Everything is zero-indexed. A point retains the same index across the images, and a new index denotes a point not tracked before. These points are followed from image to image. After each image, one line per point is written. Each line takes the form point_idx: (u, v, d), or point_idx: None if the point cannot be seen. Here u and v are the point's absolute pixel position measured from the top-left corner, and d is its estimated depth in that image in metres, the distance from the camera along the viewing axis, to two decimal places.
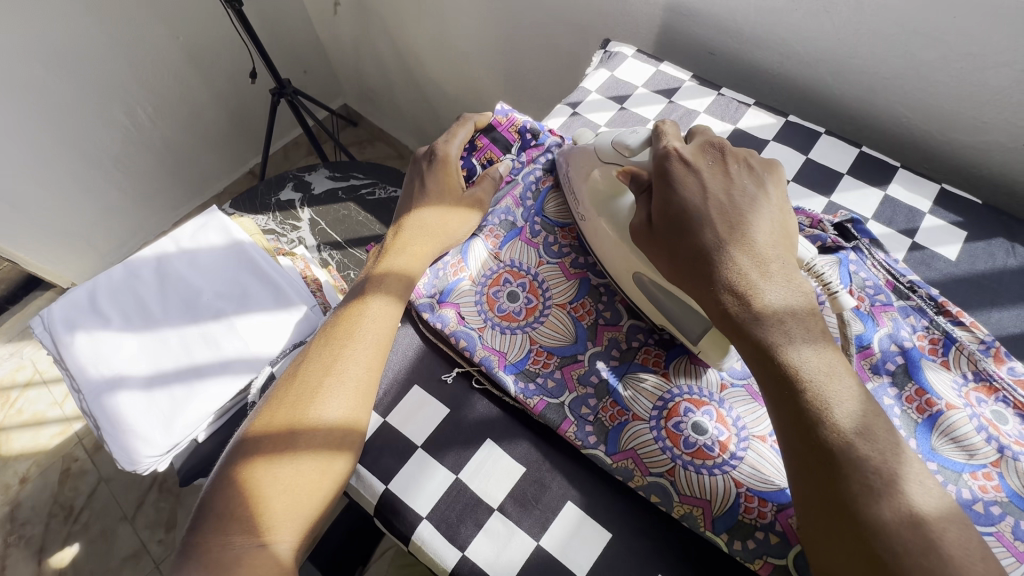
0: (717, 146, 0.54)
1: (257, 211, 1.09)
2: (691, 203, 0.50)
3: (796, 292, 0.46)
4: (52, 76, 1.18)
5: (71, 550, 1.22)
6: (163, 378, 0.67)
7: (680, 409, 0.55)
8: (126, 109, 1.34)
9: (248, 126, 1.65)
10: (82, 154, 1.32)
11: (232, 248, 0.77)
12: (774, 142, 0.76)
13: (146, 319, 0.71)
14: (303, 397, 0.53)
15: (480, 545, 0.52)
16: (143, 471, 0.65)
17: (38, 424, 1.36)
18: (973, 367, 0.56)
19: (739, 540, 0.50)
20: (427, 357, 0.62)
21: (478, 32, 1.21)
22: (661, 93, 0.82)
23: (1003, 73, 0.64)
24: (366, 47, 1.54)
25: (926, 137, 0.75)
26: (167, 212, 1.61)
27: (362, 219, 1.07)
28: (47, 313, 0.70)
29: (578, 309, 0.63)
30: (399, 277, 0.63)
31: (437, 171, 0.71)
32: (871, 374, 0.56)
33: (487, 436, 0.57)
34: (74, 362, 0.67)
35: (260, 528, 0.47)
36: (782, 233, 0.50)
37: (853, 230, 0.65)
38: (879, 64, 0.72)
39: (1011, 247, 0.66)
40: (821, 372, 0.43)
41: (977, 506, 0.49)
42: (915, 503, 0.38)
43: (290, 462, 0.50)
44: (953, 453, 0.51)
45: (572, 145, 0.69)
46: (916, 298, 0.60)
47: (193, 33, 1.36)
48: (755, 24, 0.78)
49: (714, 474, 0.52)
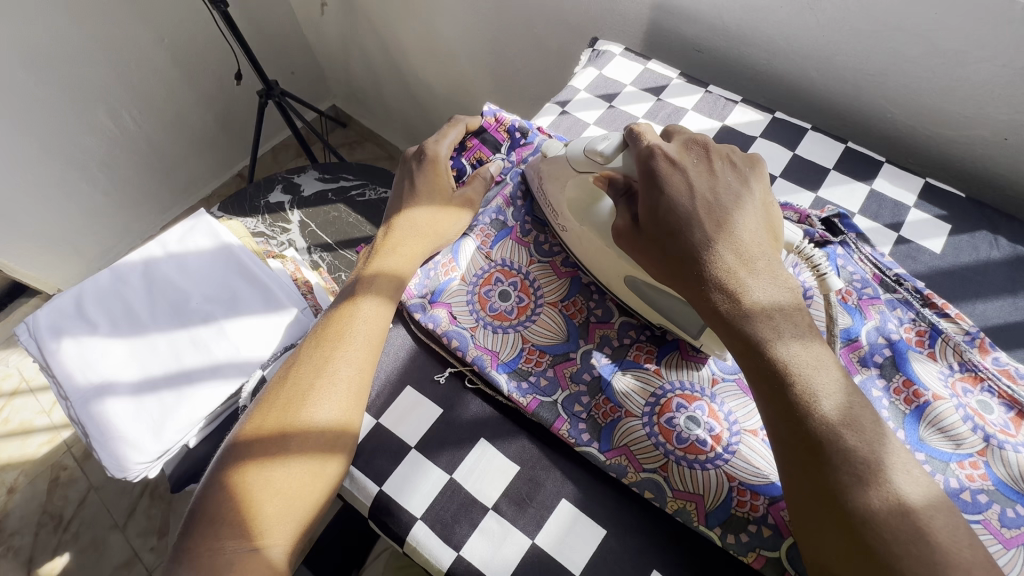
0: (700, 143, 0.54)
1: (246, 214, 1.08)
2: (679, 204, 0.50)
3: (783, 288, 0.46)
4: (33, 79, 1.16)
5: (62, 560, 1.20)
6: (152, 384, 0.66)
7: (673, 405, 0.56)
8: (110, 111, 1.33)
9: (234, 127, 1.63)
10: (66, 158, 1.30)
11: (219, 251, 0.76)
12: (761, 138, 0.76)
13: (134, 325, 0.70)
14: (294, 400, 0.52)
15: (476, 544, 0.52)
16: (133, 477, 0.64)
17: (25, 434, 1.34)
18: (959, 358, 0.57)
19: (732, 533, 0.50)
20: (420, 357, 0.62)
21: (467, 31, 1.21)
22: (649, 91, 0.82)
23: (985, 68, 0.65)
24: (354, 47, 1.53)
25: (911, 133, 0.76)
26: (154, 216, 1.59)
27: (353, 220, 1.07)
28: (32, 321, 0.69)
29: (570, 307, 0.63)
30: (390, 277, 0.62)
31: (426, 172, 0.70)
32: (860, 367, 0.57)
33: (481, 435, 0.57)
34: (60, 368, 0.66)
35: (253, 532, 0.47)
36: (767, 229, 0.50)
37: (840, 224, 0.66)
38: (863, 60, 0.73)
39: (995, 239, 0.66)
40: (808, 365, 0.43)
41: (965, 494, 0.50)
42: (902, 492, 0.39)
43: (283, 465, 0.49)
44: (940, 443, 0.52)
45: (541, 158, 0.67)
46: (902, 291, 0.61)
47: (177, 34, 1.34)
48: (741, 22, 0.79)
49: (707, 469, 0.52)
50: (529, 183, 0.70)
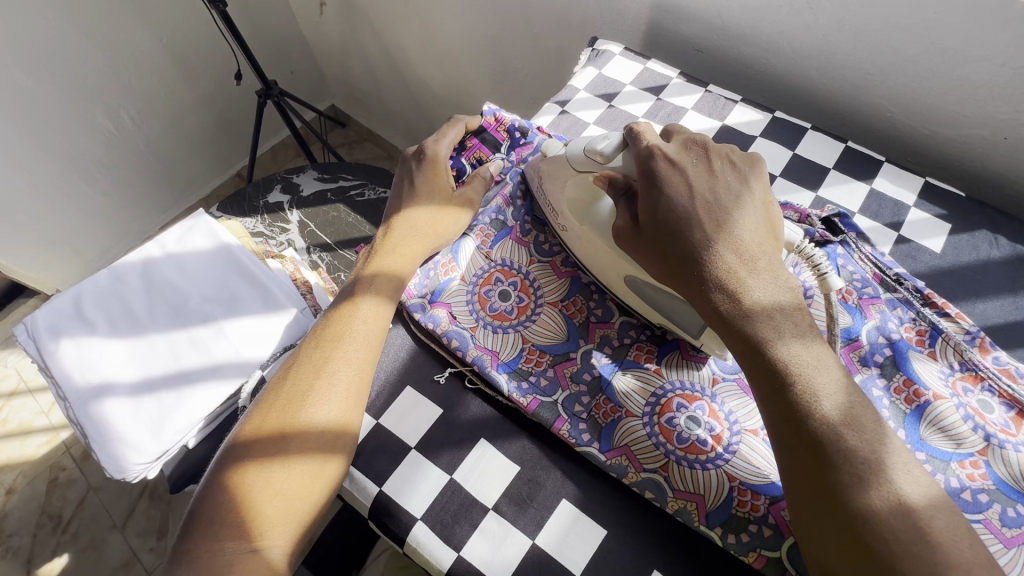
0: (700, 142, 0.54)
1: (245, 214, 1.07)
2: (678, 204, 0.49)
3: (783, 288, 0.46)
4: (31, 79, 1.16)
5: (61, 561, 1.20)
6: (151, 384, 0.66)
7: (673, 405, 0.56)
8: (108, 111, 1.32)
9: (233, 127, 1.63)
10: (64, 158, 1.30)
11: (218, 251, 0.76)
12: (761, 138, 0.76)
13: (133, 326, 0.70)
14: (293, 400, 0.52)
15: (476, 545, 0.52)
16: (132, 478, 0.64)
17: (23, 434, 1.34)
18: (959, 357, 0.57)
19: (733, 533, 0.50)
20: (419, 357, 0.62)
21: (466, 31, 1.21)
22: (649, 90, 0.82)
23: (984, 67, 0.65)
24: (353, 47, 1.53)
25: (910, 132, 0.76)
26: (153, 216, 1.59)
27: (352, 220, 1.07)
28: (30, 322, 0.68)
29: (570, 307, 0.63)
30: (390, 277, 0.62)
31: (425, 171, 0.70)
32: (860, 366, 0.57)
33: (481, 435, 0.57)
34: (58, 369, 0.66)
35: (253, 533, 0.47)
36: (767, 229, 0.50)
37: (840, 223, 0.66)
38: (863, 59, 0.73)
39: (995, 238, 0.66)
40: (809, 364, 0.43)
41: (965, 494, 0.50)
42: (903, 492, 0.38)
43: (282, 466, 0.49)
44: (941, 442, 0.52)
45: (541, 157, 0.67)
46: (902, 291, 0.61)
47: (176, 33, 1.34)
48: (740, 21, 0.79)
49: (708, 469, 0.52)
50: (529, 183, 0.70)
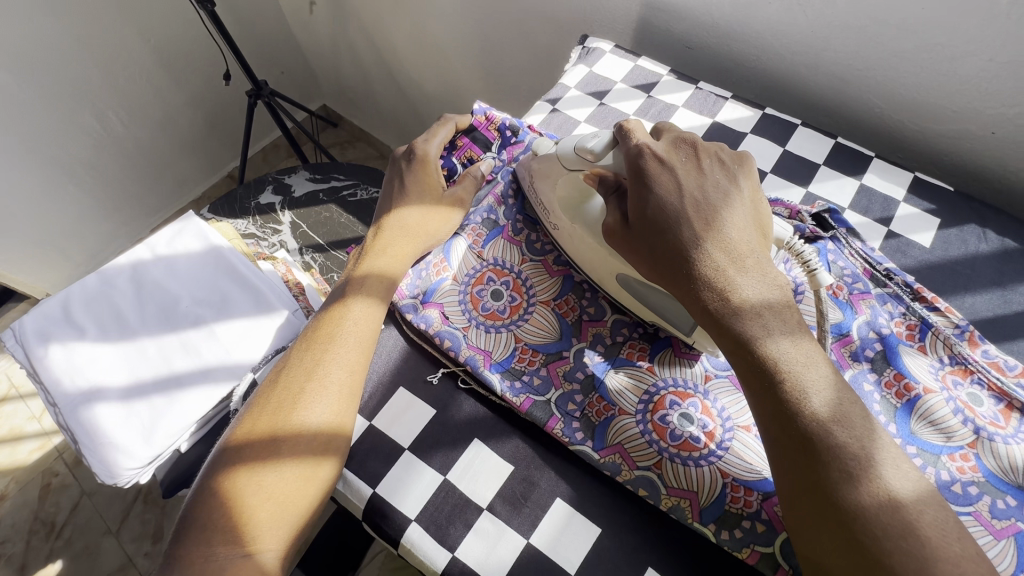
0: (688, 142, 0.54)
1: (237, 215, 1.07)
2: (668, 203, 0.50)
3: (771, 286, 0.46)
4: (16, 81, 1.15)
5: (54, 567, 1.19)
6: (141, 388, 0.66)
7: (666, 402, 0.56)
8: (97, 113, 1.31)
9: (223, 127, 1.62)
10: (52, 161, 1.29)
11: (209, 253, 0.76)
12: (751, 134, 0.76)
13: (123, 330, 0.69)
14: (285, 403, 0.52)
15: (470, 545, 0.52)
16: (123, 483, 0.64)
17: (15, 440, 1.33)
18: (949, 351, 0.57)
19: (726, 529, 0.50)
20: (412, 358, 0.62)
21: (458, 30, 1.20)
22: (640, 88, 0.82)
23: (971, 63, 0.65)
24: (344, 46, 1.52)
25: (900, 128, 0.76)
26: (144, 218, 1.58)
27: (345, 221, 1.06)
28: (19, 327, 0.68)
29: (562, 306, 0.63)
30: (380, 278, 0.62)
31: (416, 171, 0.69)
32: (851, 362, 0.57)
33: (475, 436, 0.57)
34: (47, 375, 0.65)
35: (246, 538, 0.47)
36: (756, 227, 0.50)
37: (830, 220, 0.66)
38: (852, 55, 0.73)
39: (983, 233, 0.67)
40: (798, 362, 0.43)
41: (955, 487, 0.50)
42: (891, 486, 0.39)
43: (274, 470, 0.49)
44: (931, 435, 0.52)
45: (533, 156, 0.67)
46: (892, 285, 0.61)
47: (163, 34, 1.33)
48: (731, 18, 0.79)
49: (700, 466, 0.52)
50: (521, 182, 0.70)
